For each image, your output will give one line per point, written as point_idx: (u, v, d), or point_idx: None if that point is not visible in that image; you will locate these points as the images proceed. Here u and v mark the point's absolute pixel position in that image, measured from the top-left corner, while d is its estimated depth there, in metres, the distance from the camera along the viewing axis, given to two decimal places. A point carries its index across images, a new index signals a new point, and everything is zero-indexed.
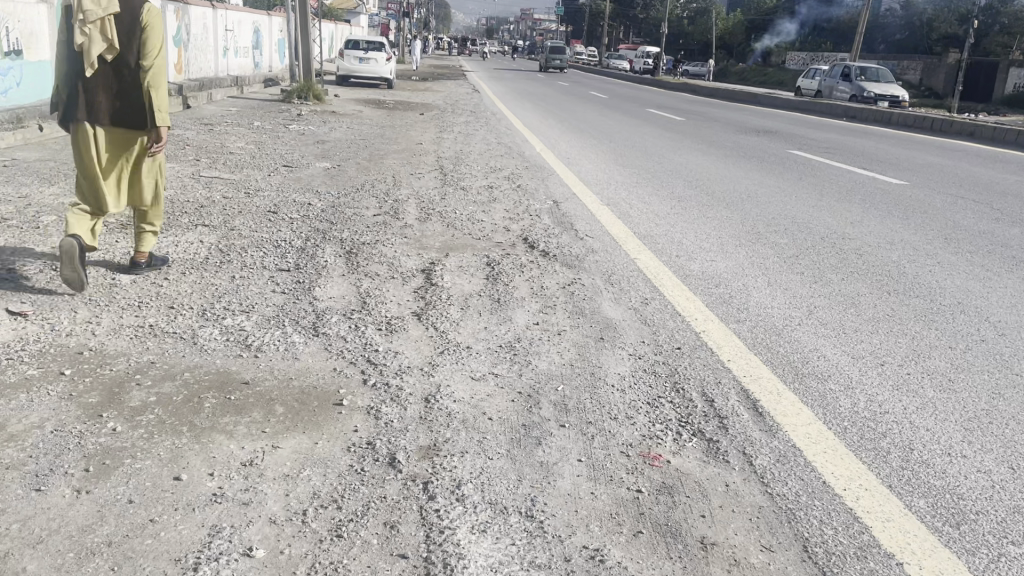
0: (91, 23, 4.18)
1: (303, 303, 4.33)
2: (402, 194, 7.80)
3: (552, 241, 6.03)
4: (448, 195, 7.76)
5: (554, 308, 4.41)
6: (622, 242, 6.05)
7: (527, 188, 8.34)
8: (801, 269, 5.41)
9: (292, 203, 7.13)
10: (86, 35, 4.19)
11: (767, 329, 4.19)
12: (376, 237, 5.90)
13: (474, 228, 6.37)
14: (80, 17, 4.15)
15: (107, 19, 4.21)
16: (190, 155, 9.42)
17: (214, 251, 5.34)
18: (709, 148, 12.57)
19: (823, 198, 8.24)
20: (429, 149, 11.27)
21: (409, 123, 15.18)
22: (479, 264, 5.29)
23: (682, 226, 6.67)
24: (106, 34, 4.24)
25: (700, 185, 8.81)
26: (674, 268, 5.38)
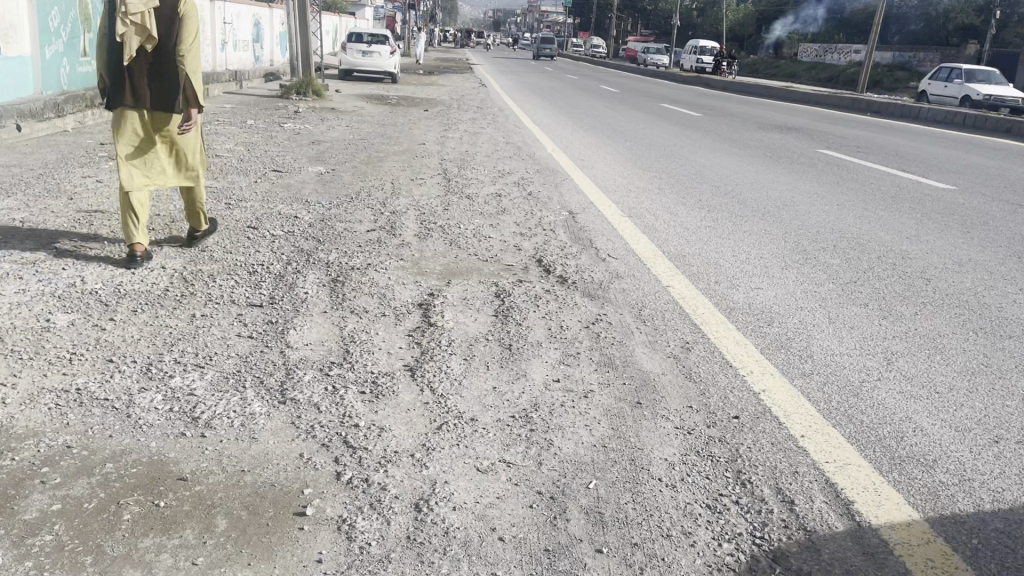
0: (132, 16, 4.37)
1: (272, 353, 3.56)
2: (400, 204, 7.03)
3: (571, 263, 5.26)
4: (451, 206, 6.99)
5: (577, 357, 3.63)
6: (651, 263, 5.27)
7: (539, 195, 7.56)
8: (863, 300, 4.65)
9: (276, 216, 6.36)
10: (127, 27, 4.37)
11: (842, 388, 3.41)
12: (368, 260, 5.14)
13: (481, 248, 5.61)
14: (122, 10, 4.33)
15: (147, 12, 4.42)
16: None
17: (176, 278, 4.57)
18: (733, 147, 11.75)
19: (868, 207, 7.45)
20: (433, 150, 10.50)
21: (411, 121, 14.38)
22: (486, 295, 4.52)
23: (716, 243, 5.89)
24: (145, 26, 4.44)
25: (729, 191, 8.06)
26: (715, 298, 4.60)
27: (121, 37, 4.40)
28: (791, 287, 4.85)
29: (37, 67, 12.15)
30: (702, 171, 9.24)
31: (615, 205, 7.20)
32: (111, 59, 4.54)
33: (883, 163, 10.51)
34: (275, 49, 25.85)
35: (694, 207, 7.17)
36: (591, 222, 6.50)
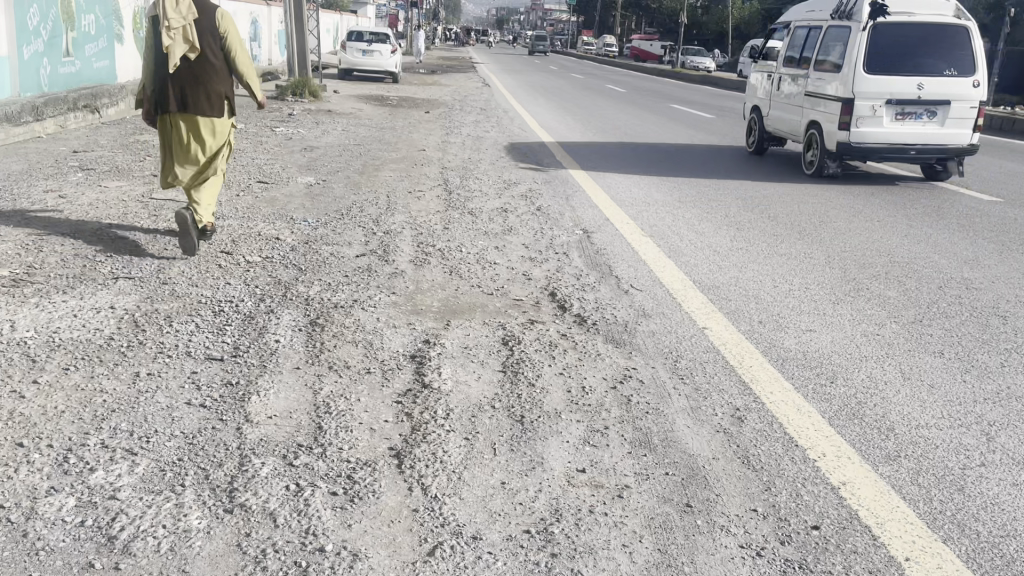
0: (174, 29, 4.81)
1: (226, 432, 2.86)
2: (396, 221, 6.34)
3: (588, 298, 4.57)
4: (452, 223, 6.30)
5: (606, 433, 2.93)
6: (681, 297, 4.58)
7: (550, 211, 6.88)
8: (935, 345, 3.95)
9: (255, 237, 5.66)
10: (170, 38, 4.80)
11: (942, 480, 2.71)
12: (356, 295, 4.44)
13: (487, 276, 4.92)
14: (165, 24, 4.78)
15: (187, 26, 4.85)
16: (147, 168, 7.97)
17: (125, 322, 3.88)
18: (754, 153, 11.05)
19: (912, 223, 6.76)
20: (433, 157, 9.82)
21: (411, 124, 13.70)
22: (493, 342, 3.82)
23: (751, 269, 5.20)
24: (187, 37, 4.86)
25: (758, 205, 7.37)
26: (762, 344, 3.90)
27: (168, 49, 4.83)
28: (849, 329, 4.14)
29: (14, 67, 11.46)
30: (724, 182, 8.57)
31: (635, 222, 6.50)
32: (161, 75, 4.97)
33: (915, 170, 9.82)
34: (273, 47, 25.26)
35: (722, 225, 6.47)
36: (610, 243, 5.80)
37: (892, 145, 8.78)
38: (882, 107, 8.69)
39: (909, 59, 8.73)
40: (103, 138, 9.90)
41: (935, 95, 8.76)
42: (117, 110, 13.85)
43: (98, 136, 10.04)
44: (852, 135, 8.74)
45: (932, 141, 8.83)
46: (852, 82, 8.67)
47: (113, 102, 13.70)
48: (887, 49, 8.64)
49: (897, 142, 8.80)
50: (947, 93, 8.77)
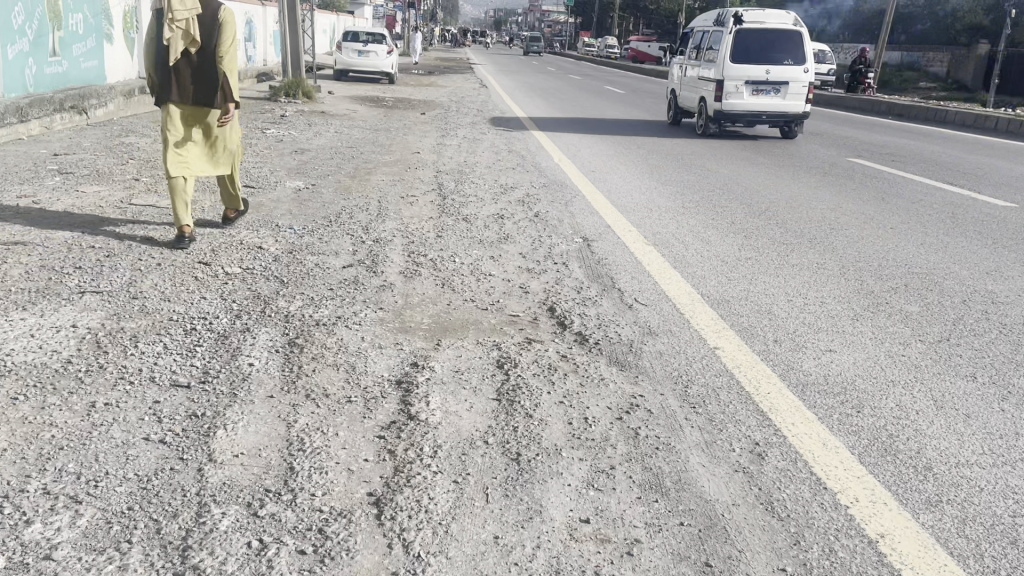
0: (176, 22, 5.02)
1: (184, 475, 2.55)
2: (387, 228, 6.04)
3: (590, 313, 4.26)
4: (445, 231, 6.00)
5: (612, 475, 2.61)
6: (690, 312, 4.28)
7: (548, 218, 6.57)
8: (966, 367, 3.65)
9: (236, 246, 5.34)
10: (172, 31, 5.02)
11: (994, 532, 2.40)
12: (341, 310, 4.12)
13: (482, 290, 4.61)
14: (168, 16, 4.98)
15: (190, 19, 5.05)
16: (128, 171, 7.65)
17: (86, 342, 3.56)
18: (758, 155, 10.74)
19: (927, 229, 6.48)
20: (428, 160, 9.51)
21: (406, 125, 13.39)
22: (487, 364, 3.50)
23: (762, 281, 4.90)
24: (188, 31, 5.07)
25: (765, 211, 7.06)
26: (780, 365, 3.60)
27: (169, 42, 5.06)
28: (872, 349, 3.83)
29: None
30: (729, 186, 8.26)
31: (638, 229, 6.19)
32: (160, 63, 5.19)
33: (923, 174, 9.55)
34: (269, 46, 24.97)
35: (729, 232, 6.16)
36: (612, 253, 5.48)
37: (750, 112, 12.75)
38: (742, 84, 12.63)
39: (762, 54, 12.72)
40: (86, 140, 9.56)
41: (779, 78, 12.72)
42: (105, 111, 13.53)
43: (82, 138, 9.72)
44: (723, 105, 12.68)
45: (779, 108, 12.81)
46: (722, 68, 12.64)
47: (101, 102, 13.38)
48: (747, 47, 12.59)
49: (753, 110, 12.80)
50: (788, 76, 12.73)
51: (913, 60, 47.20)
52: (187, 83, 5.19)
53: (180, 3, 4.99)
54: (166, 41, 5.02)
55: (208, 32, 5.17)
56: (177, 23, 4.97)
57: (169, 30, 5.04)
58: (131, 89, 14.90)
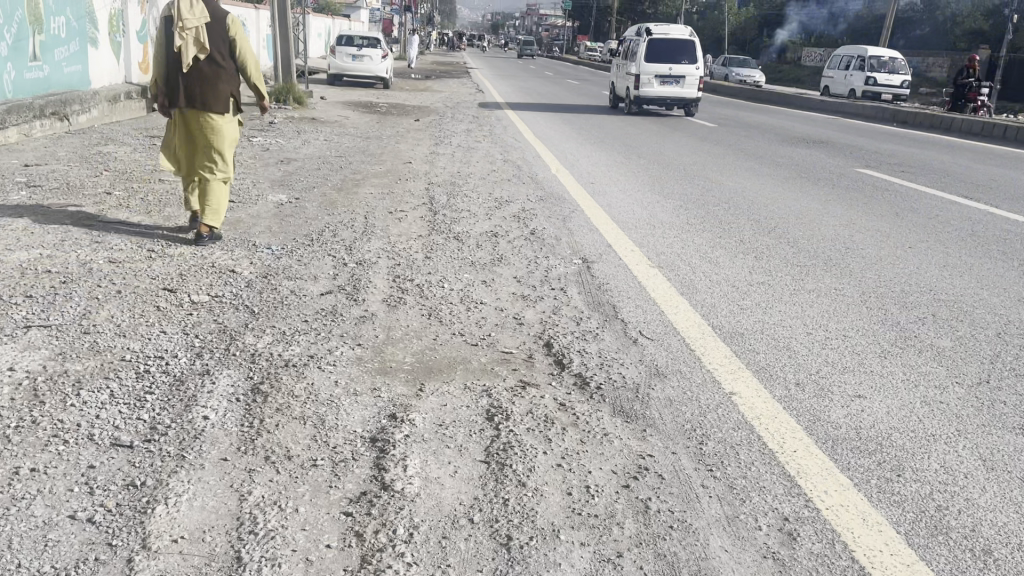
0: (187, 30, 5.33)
1: (110, 569, 2.14)
2: (373, 248, 5.64)
3: (592, 350, 3.86)
4: (435, 251, 5.61)
5: (620, 565, 2.21)
6: (702, 348, 3.89)
7: (545, 236, 6.17)
8: (1013, 417, 3.26)
9: (208, 271, 4.93)
10: (183, 38, 5.32)
11: None
12: (314, 348, 3.71)
13: (473, 321, 4.21)
14: (179, 24, 5.30)
15: (199, 27, 5.35)
16: (102, 184, 7.25)
17: (21, 390, 3.15)
18: (763, 165, 10.37)
19: (946, 248, 6.11)
20: (420, 171, 9.13)
21: (399, 133, 13.01)
22: (476, 415, 3.10)
23: (777, 310, 4.51)
24: (198, 39, 5.37)
25: (775, 228, 6.68)
26: (806, 416, 3.20)
27: (180, 49, 5.34)
28: (906, 396, 3.44)
29: None
30: (734, 198, 7.90)
31: (641, 249, 5.81)
32: (171, 71, 5.45)
33: (934, 185, 9.20)
34: (262, 51, 24.59)
35: (738, 253, 5.77)
36: (614, 277, 5.08)
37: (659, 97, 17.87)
38: (652, 77, 17.98)
39: (669, 56, 17.95)
40: (62, 149, 9.15)
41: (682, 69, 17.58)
42: (89, 118, 13.12)
43: (59, 147, 9.32)
44: (639, 93, 17.98)
45: (678, 95, 18.07)
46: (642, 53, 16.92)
47: (85, 109, 12.98)
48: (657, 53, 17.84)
49: (662, 96, 18.03)
50: (684, 71, 17.98)
51: (912, 66, 46.98)
52: (194, 88, 5.41)
53: (191, 12, 5.32)
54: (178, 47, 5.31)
55: (216, 41, 5.46)
56: (186, 28, 5.27)
57: (180, 37, 5.34)
58: (117, 95, 14.50)
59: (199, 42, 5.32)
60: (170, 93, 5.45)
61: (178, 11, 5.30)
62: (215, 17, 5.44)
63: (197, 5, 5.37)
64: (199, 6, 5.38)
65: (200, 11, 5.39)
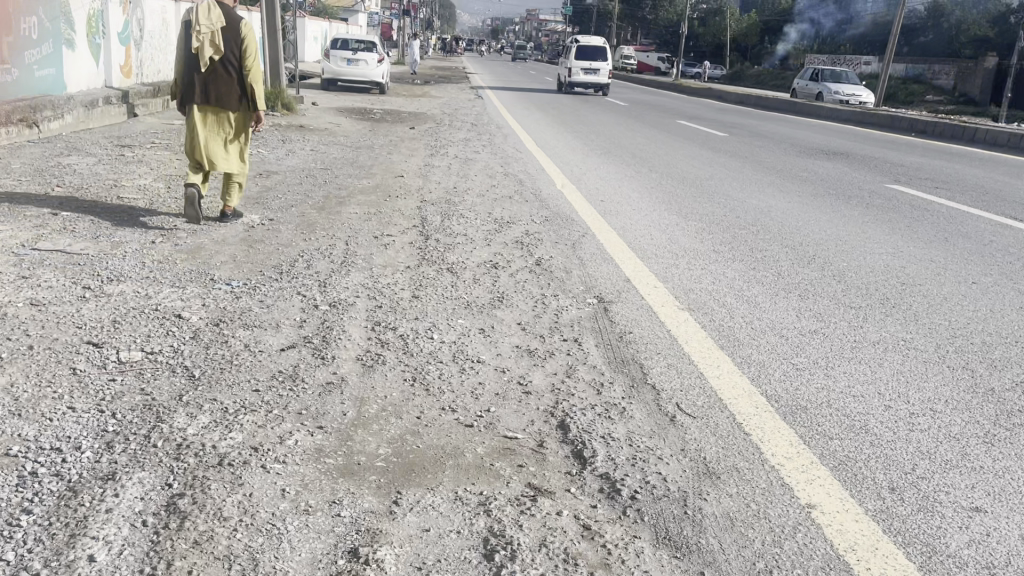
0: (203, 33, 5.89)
1: None
2: (353, 283, 4.80)
3: (619, 432, 3.03)
4: (425, 287, 4.78)
5: None
6: (760, 429, 3.07)
7: (553, 267, 5.34)
8: None
9: (148, 317, 4.08)
10: (199, 41, 5.88)
11: None
12: (260, 436, 2.86)
13: (469, 388, 3.37)
14: (196, 28, 5.85)
15: (215, 31, 5.91)
16: (49, 203, 6.41)
17: None
18: (787, 181, 9.55)
19: (1014, 283, 5.33)
20: (412, 186, 8.30)
21: (391, 141, 12.19)
22: (469, 551, 2.25)
23: (839, 372, 3.68)
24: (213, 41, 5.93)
25: (814, 256, 5.89)
26: (919, 548, 2.35)
27: (198, 50, 5.91)
28: None
29: None
30: (760, 219, 7.12)
31: (667, 285, 4.98)
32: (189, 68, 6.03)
33: (975, 203, 8.42)
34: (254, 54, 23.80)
35: (778, 291, 4.93)
36: (639, 324, 4.25)
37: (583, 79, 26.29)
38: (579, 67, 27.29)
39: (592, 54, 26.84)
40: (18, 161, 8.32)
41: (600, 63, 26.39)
42: (62, 124, 12.33)
43: (15, 158, 8.49)
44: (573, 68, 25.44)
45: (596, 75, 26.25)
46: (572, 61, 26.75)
47: (57, 114, 12.18)
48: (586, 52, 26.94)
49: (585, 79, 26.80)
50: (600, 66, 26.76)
51: (917, 73, 46.20)
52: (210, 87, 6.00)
53: (207, 18, 5.88)
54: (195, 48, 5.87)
55: (230, 43, 6.03)
56: (205, 33, 5.84)
57: (197, 40, 5.89)
58: (94, 100, 13.70)
59: (216, 46, 5.91)
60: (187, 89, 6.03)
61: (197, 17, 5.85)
62: (228, 20, 6.00)
63: (213, 11, 5.92)
64: (215, 11, 5.93)
65: (216, 16, 5.96)
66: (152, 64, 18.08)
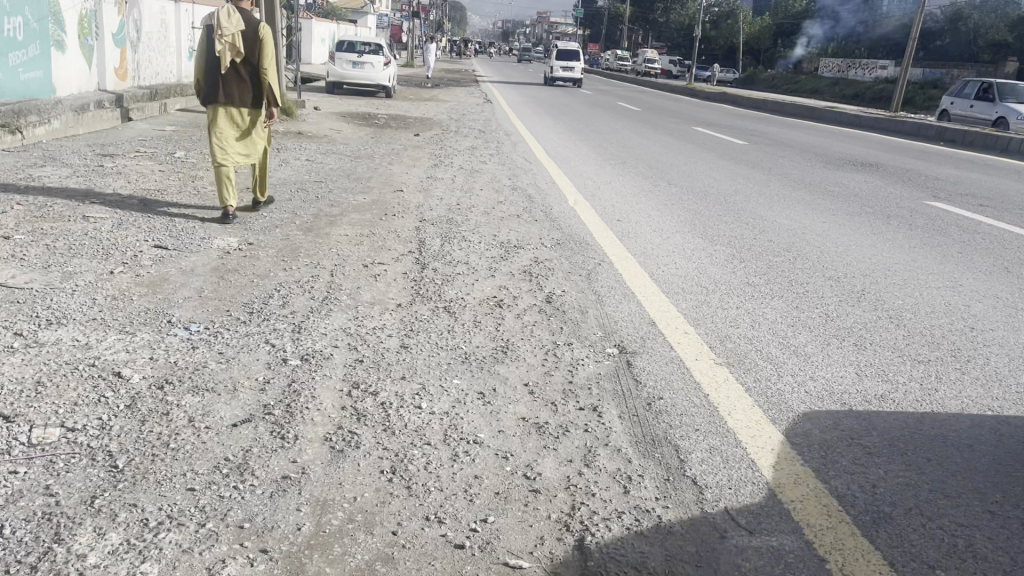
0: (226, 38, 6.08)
1: None
2: (332, 328, 4.11)
3: (656, 558, 2.32)
4: (416, 333, 4.08)
5: None
6: (840, 555, 2.37)
7: (566, 305, 4.65)
8: None
9: (80, 377, 3.40)
10: (222, 45, 6.09)
11: None
12: (182, 569, 2.18)
13: (462, 486, 2.66)
14: (219, 33, 6.05)
15: (236, 35, 6.12)
16: (3, 224, 5.75)
17: None
18: (819, 197, 8.82)
19: None
20: (412, 202, 7.62)
21: (393, 150, 11.53)
22: None
23: (923, 459, 2.97)
24: (235, 46, 6.14)
25: (862, 291, 5.18)
26: None
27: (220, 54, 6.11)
28: None
29: None
30: (796, 244, 6.41)
31: (700, 331, 4.27)
32: (209, 70, 6.23)
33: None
34: None
35: (831, 340, 4.21)
36: (671, 387, 3.53)
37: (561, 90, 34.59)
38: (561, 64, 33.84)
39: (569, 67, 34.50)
40: None
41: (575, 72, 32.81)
42: (48, 130, 11.73)
43: None
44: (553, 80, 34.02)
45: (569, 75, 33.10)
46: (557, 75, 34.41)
47: (42, 120, 11.57)
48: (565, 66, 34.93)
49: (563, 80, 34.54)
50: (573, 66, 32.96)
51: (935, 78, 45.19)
52: (232, 87, 6.22)
53: (229, 21, 6.07)
54: (217, 53, 6.08)
55: (248, 47, 6.25)
56: (227, 38, 6.04)
57: (219, 44, 6.10)
58: (84, 105, 13.08)
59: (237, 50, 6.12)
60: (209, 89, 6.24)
61: (218, 22, 6.05)
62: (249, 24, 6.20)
63: (234, 15, 6.13)
64: (235, 15, 6.13)
65: (236, 18, 6.15)
66: (150, 66, 17.48)
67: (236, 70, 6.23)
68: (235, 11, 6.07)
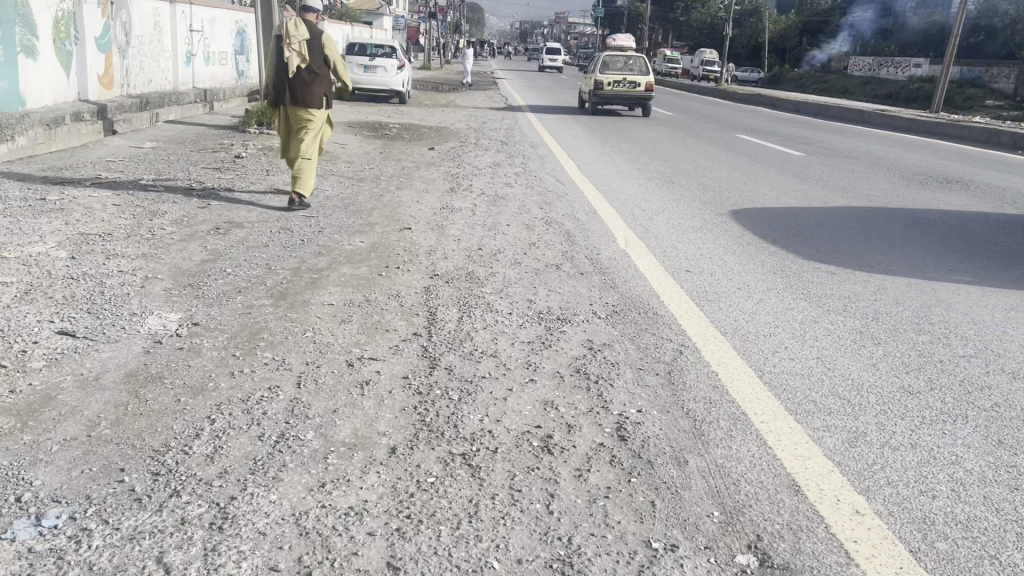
0: (294, 46, 7.11)
1: None
2: (277, 516, 2.50)
3: None
4: (416, 527, 2.46)
5: None
6: None
7: (652, 447, 3.01)
8: None
9: None
10: (291, 52, 7.11)
11: None
12: None
13: None
14: (288, 41, 7.08)
15: (302, 42, 7.14)
16: None
17: None
18: (923, 232, 7.15)
19: None
20: (422, 245, 6.04)
21: (402, 168, 9.98)
22: None
23: None
24: (301, 52, 7.15)
25: None
26: None
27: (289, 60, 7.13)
28: None
29: None
30: (937, 314, 4.77)
31: (880, 511, 2.63)
32: (279, 76, 7.18)
33: None
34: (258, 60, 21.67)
35: None
36: None
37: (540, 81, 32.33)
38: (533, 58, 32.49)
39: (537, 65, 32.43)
40: None
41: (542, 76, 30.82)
42: (10, 148, 10.23)
43: None
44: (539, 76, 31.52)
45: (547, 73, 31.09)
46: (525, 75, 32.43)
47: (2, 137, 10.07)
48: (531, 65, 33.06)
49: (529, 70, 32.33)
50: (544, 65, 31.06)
51: (973, 76, 42.93)
52: (300, 87, 7.15)
53: (295, 31, 7.12)
54: (287, 58, 7.08)
55: (313, 55, 7.24)
56: (295, 44, 7.06)
57: (288, 52, 7.11)
58: (57, 117, 11.64)
59: (304, 53, 7.12)
60: (280, 92, 7.17)
61: (289, 33, 7.13)
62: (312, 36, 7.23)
63: (300, 28, 7.18)
64: (301, 28, 7.18)
65: (301, 31, 7.19)
66: (141, 72, 16.00)
67: (302, 72, 7.20)
68: (301, 22, 7.13)
